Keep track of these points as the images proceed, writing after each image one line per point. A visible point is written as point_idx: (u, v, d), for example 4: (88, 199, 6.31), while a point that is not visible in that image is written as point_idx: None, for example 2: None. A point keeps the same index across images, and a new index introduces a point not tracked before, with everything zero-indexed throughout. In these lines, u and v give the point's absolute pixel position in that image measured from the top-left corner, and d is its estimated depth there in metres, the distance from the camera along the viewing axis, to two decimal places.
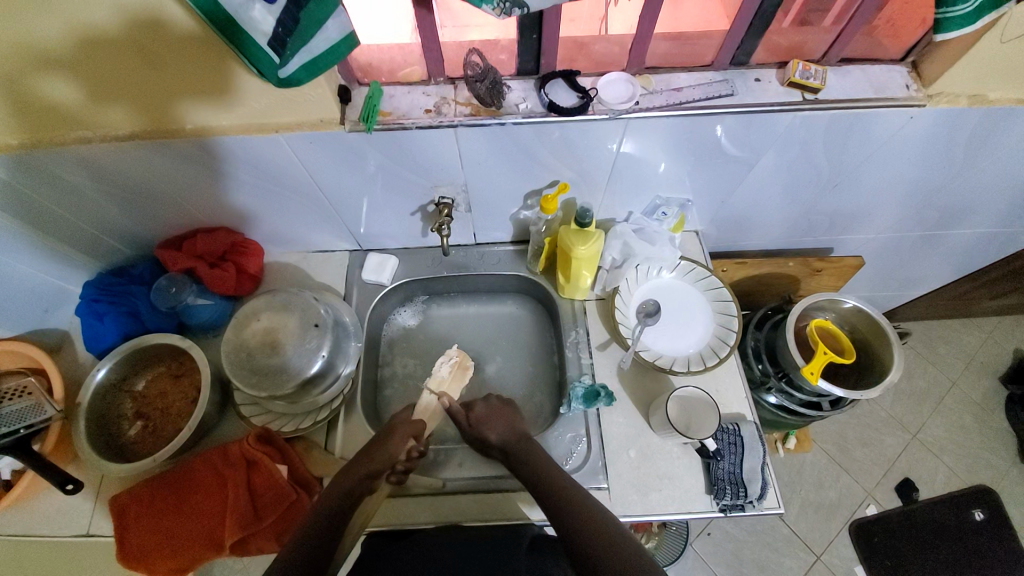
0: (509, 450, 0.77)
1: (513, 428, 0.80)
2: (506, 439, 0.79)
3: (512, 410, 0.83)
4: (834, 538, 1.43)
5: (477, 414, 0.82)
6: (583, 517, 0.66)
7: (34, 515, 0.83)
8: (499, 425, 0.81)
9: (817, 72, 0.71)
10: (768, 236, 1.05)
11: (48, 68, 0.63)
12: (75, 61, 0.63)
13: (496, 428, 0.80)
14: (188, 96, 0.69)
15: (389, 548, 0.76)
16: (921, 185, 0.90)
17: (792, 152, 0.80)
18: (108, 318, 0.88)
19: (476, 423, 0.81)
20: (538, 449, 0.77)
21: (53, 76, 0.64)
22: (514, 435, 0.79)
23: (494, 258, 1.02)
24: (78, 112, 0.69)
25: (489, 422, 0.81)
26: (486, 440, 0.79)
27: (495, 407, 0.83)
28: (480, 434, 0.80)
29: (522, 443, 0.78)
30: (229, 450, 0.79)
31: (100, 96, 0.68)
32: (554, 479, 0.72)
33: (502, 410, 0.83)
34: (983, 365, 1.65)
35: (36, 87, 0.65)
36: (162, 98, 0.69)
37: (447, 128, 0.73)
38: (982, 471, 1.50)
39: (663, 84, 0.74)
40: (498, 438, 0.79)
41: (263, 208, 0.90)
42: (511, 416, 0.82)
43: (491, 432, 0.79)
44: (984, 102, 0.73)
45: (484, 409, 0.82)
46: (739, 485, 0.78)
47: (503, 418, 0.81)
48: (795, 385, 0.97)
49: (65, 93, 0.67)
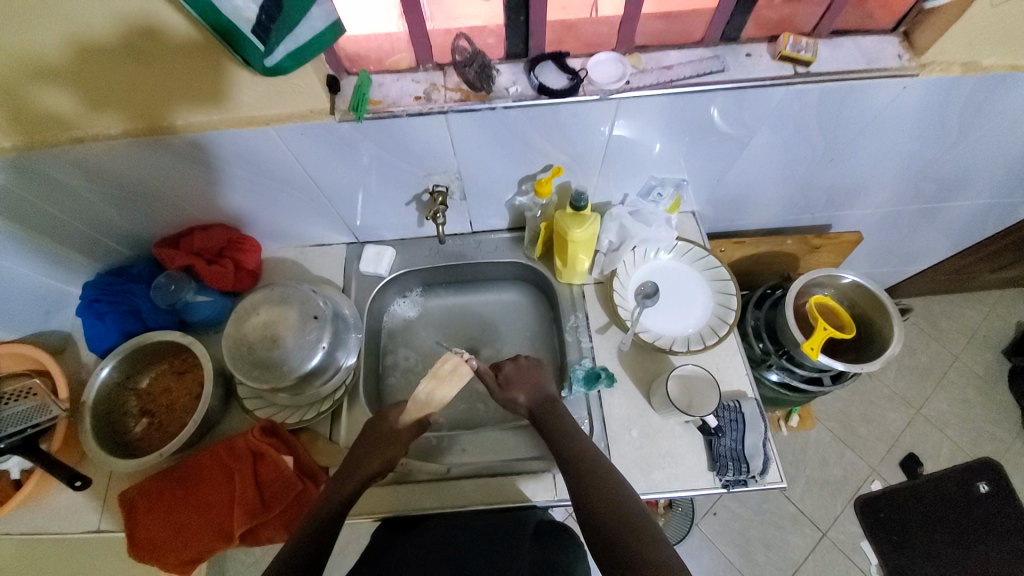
0: (536, 416, 0.79)
1: (541, 392, 0.81)
2: (534, 402, 0.80)
3: (541, 372, 0.84)
4: (839, 514, 1.44)
5: (505, 375, 0.83)
6: (601, 497, 0.64)
7: (43, 513, 0.84)
8: (527, 388, 0.81)
9: (808, 45, 0.71)
10: (766, 214, 1.05)
11: (38, 73, 0.63)
12: (68, 66, 0.63)
13: (526, 390, 0.81)
14: (178, 100, 0.69)
15: (402, 537, 0.78)
16: (916, 159, 0.90)
17: (785, 129, 0.80)
18: (108, 318, 0.89)
19: (506, 385, 0.82)
20: (562, 411, 0.78)
21: (49, 85, 0.65)
22: (540, 399, 0.80)
23: (491, 246, 1.02)
24: (72, 116, 0.70)
25: (517, 383, 0.82)
26: (513, 403, 0.81)
27: (523, 366, 0.84)
28: (510, 396, 0.81)
29: (547, 407, 0.79)
30: (235, 444, 0.80)
31: (92, 99, 0.68)
32: (564, 441, 0.73)
33: (532, 371, 0.84)
34: (986, 338, 1.64)
35: (31, 95, 0.66)
36: (154, 100, 0.69)
37: (438, 114, 0.72)
38: (986, 444, 1.51)
39: (653, 62, 0.74)
40: (527, 399, 0.80)
41: (256, 205, 0.90)
42: (537, 377, 0.83)
43: (520, 394, 0.81)
44: (978, 69, 0.72)
45: (514, 368, 0.83)
46: (741, 460, 0.78)
47: (530, 379, 0.82)
48: (796, 361, 0.97)
49: (53, 98, 0.67)
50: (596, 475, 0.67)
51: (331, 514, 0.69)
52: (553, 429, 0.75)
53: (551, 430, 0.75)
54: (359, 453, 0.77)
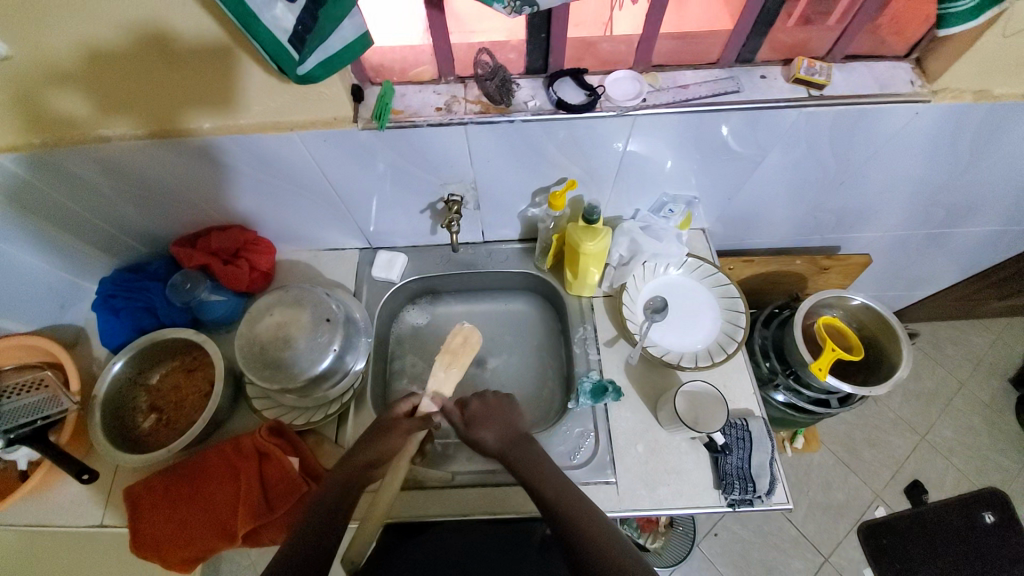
0: (507, 455, 0.73)
1: (511, 430, 0.77)
2: (503, 441, 0.75)
3: (513, 411, 0.80)
4: (843, 539, 1.42)
5: (472, 413, 0.79)
6: (570, 514, 0.63)
7: (47, 506, 0.84)
8: (495, 428, 0.77)
9: (822, 69, 0.72)
10: (775, 234, 1.06)
11: (57, 77, 0.66)
12: (85, 71, 0.66)
13: (494, 430, 0.77)
14: (188, 106, 0.72)
15: (403, 546, 0.77)
16: (925, 184, 0.91)
17: (797, 150, 0.81)
18: (124, 313, 0.90)
19: (471, 423, 0.78)
20: (537, 449, 0.73)
21: (67, 90, 0.68)
22: (511, 435, 0.76)
23: (501, 256, 1.04)
24: (81, 120, 0.73)
25: (486, 421, 0.78)
26: (482, 442, 0.76)
27: (493, 404, 0.80)
28: (476, 436, 0.76)
29: (520, 443, 0.74)
30: (241, 442, 0.81)
31: (105, 104, 0.71)
32: (529, 456, 0.72)
33: (501, 409, 0.80)
34: (993, 366, 1.64)
35: (49, 99, 0.69)
36: (166, 107, 0.72)
37: (457, 125, 0.74)
38: (993, 473, 1.49)
39: (669, 81, 0.76)
40: (496, 440, 0.75)
41: (272, 208, 0.92)
42: (509, 417, 0.79)
43: (488, 433, 0.76)
44: (988, 98, 0.73)
45: (480, 408, 0.79)
46: (748, 480, 0.77)
47: (499, 418, 0.78)
48: (803, 382, 0.97)
49: (71, 102, 0.70)
50: (562, 491, 0.66)
51: (326, 518, 0.66)
52: (524, 462, 0.72)
53: (524, 467, 0.71)
54: (357, 448, 0.76)
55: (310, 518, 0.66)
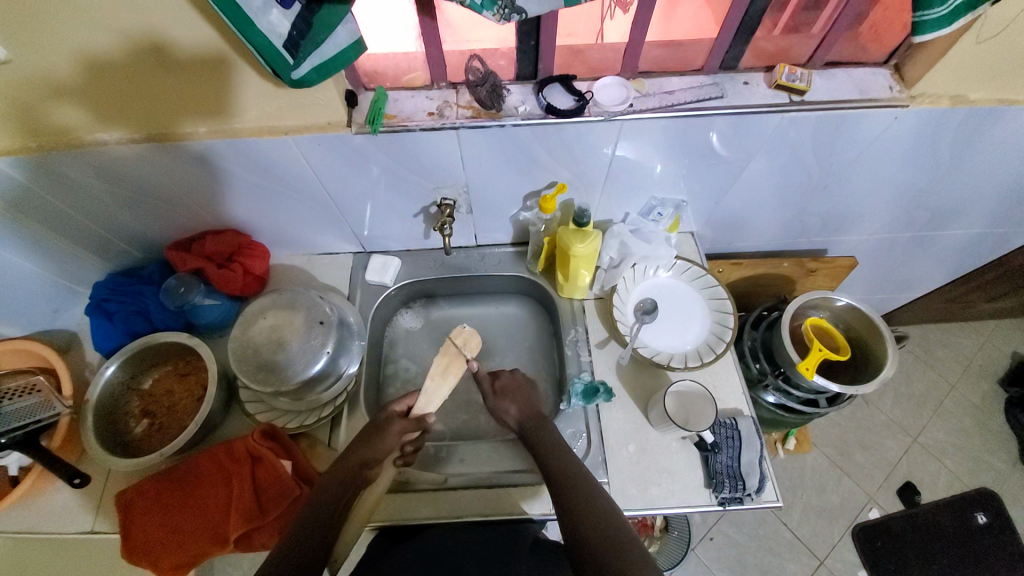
0: (525, 429, 0.78)
1: (530, 407, 0.81)
2: (524, 416, 0.80)
3: (533, 388, 0.83)
4: (837, 542, 1.43)
5: (501, 383, 0.82)
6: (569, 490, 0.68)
7: (36, 512, 0.84)
8: (518, 400, 0.81)
9: (802, 75, 0.74)
10: (763, 237, 1.07)
11: (55, 87, 0.68)
12: (82, 79, 0.67)
13: (518, 402, 0.81)
14: (183, 113, 0.73)
15: (397, 547, 0.78)
16: (908, 188, 0.93)
17: (782, 154, 0.83)
18: (117, 318, 0.91)
19: (498, 394, 0.81)
20: (552, 429, 0.78)
21: (64, 100, 0.70)
22: (530, 415, 0.80)
23: (494, 259, 1.05)
24: (76, 127, 0.74)
25: (509, 395, 0.81)
26: (505, 412, 0.80)
27: (518, 380, 0.84)
28: (501, 406, 0.81)
29: (537, 422, 0.79)
30: (234, 446, 0.81)
31: (101, 111, 0.72)
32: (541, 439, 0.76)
33: (521, 387, 0.83)
34: (981, 368, 1.66)
35: (46, 108, 0.71)
36: (161, 114, 0.73)
37: (450, 130, 0.75)
38: (984, 475, 1.50)
39: (655, 87, 0.77)
40: (518, 412, 0.80)
41: (266, 212, 0.92)
42: (528, 393, 0.82)
43: (512, 406, 0.80)
44: (965, 102, 0.76)
45: (510, 380, 0.83)
46: (737, 478, 0.79)
47: (523, 394, 0.82)
48: (792, 383, 0.98)
49: (67, 111, 0.71)
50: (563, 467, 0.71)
51: (328, 516, 0.67)
52: (544, 453, 0.74)
53: (540, 449, 0.75)
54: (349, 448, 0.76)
55: (316, 511, 0.67)
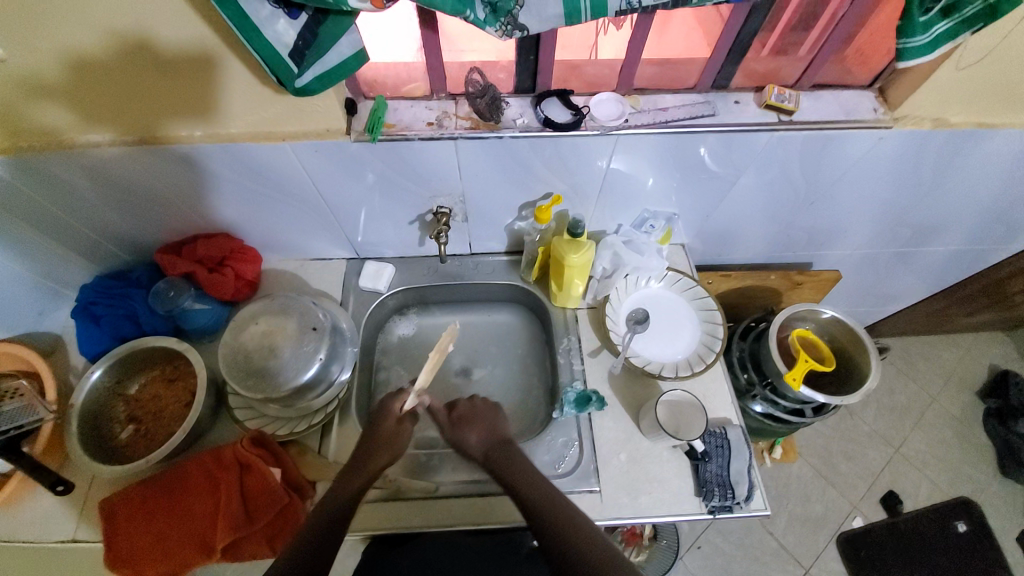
0: (490, 457, 0.76)
1: (494, 431, 0.80)
2: (487, 443, 0.78)
3: (496, 412, 0.83)
4: (820, 551, 1.45)
5: (458, 413, 0.82)
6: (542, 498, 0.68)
7: (16, 520, 0.82)
8: (480, 427, 0.80)
9: (791, 96, 0.77)
10: (751, 250, 1.10)
11: (47, 88, 0.68)
12: (75, 81, 0.67)
13: (478, 429, 0.79)
14: (177, 115, 0.73)
15: (390, 554, 0.77)
16: (891, 206, 0.96)
17: (771, 171, 0.85)
18: (104, 321, 0.89)
19: (457, 423, 0.81)
20: (516, 453, 0.76)
21: (56, 100, 0.69)
22: (494, 440, 0.78)
23: (488, 268, 1.05)
24: (68, 128, 0.73)
25: (471, 422, 0.80)
26: (465, 443, 0.79)
27: (477, 407, 0.83)
28: (461, 435, 0.79)
29: (501, 448, 0.77)
30: (223, 454, 0.80)
31: (94, 114, 0.72)
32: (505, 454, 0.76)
33: (488, 413, 0.82)
34: (960, 380, 1.71)
35: (37, 108, 0.70)
36: (154, 116, 0.73)
37: (448, 140, 0.76)
38: (961, 485, 1.54)
39: (650, 104, 0.79)
40: (478, 440, 0.78)
41: (260, 216, 0.92)
42: (492, 418, 0.81)
43: (471, 433, 0.79)
44: (946, 125, 0.79)
45: (466, 408, 0.83)
46: (727, 487, 0.80)
47: (485, 419, 0.81)
48: (779, 393, 1.00)
49: (58, 111, 0.71)
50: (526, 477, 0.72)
51: (327, 523, 0.66)
52: (510, 470, 0.73)
53: (527, 460, 0.75)
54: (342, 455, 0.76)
55: (312, 519, 0.67)
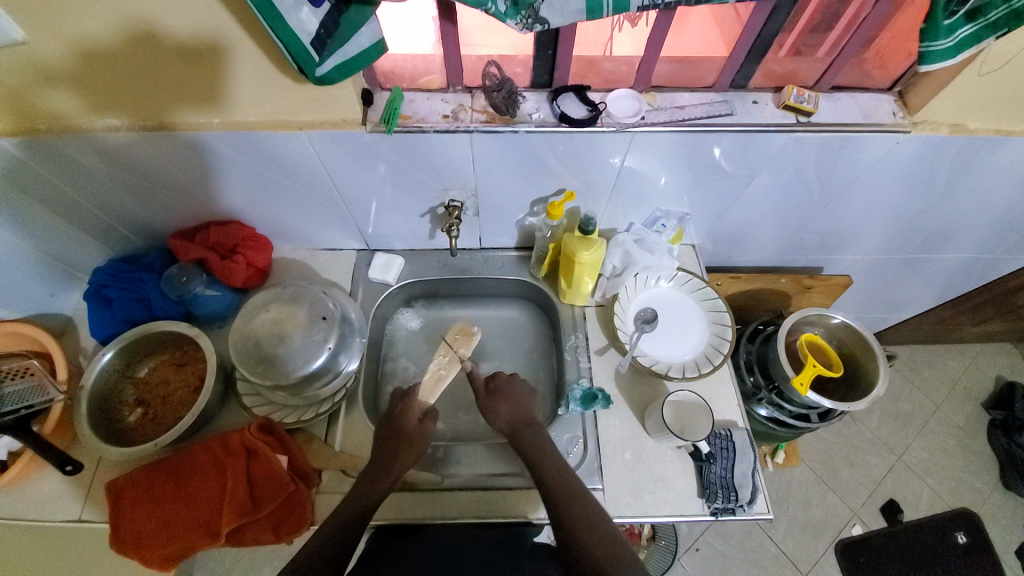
0: (516, 435, 0.79)
1: (522, 411, 0.82)
2: (513, 420, 0.81)
3: (529, 395, 0.84)
4: (820, 556, 1.44)
5: (496, 384, 0.84)
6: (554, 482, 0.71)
7: (25, 498, 0.83)
8: (511, 403, 0.82)
9: (810, 97, 0.76)
10: (762, 252, 1.09)
11: (68, 72, 0.68)
12: (96, 66, 0.68)
13: (509, 404, 0.82)
14: (194, 103, 0.74)
15: (395, 545, 0.78)
16: (904, 212, 0.96)
17: (785, 172, 0.85)
18: (117, 304, 0.90)
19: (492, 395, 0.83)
20: (541, 433, 0.79)
21: (77, 84, 0.70)
22: (521, 416, 0.81)
23: (497, 262, 1.06)
24: (87, 111, 0.74)
25: (503, 396, 0.83)
26: (494, 412, 0.82)
27: (512, 381, 0.85)
28: (492, 405, 0.82)
29: (526, 425, 0.80)
30: (229, 439, 0.80)
31: (113, 98, 0.72)
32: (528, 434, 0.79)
33: (519, 392, 0.84)
34: (966, 390, 1.69)
35: (59, 91, 0.71)
36: (172, 103, 0.74)
37: (463, 133, 0.76)
38: (964, 495, 1.53)
39: (667, 101, 0.79)
40: (506, 417, 0.81)
41: (273, 205, 0.92)
42: (523, 397, 0.83)
43: (501, 408, 0.81)
44: (965, 131, 0.78)
45: (505, 381, 0.85)
46: (731, 489, 0.80)
47: (517, 396, 0.83)
48: (785, 397, 1.00)
49: (79, 95, 0.71)
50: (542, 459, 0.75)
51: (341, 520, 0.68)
52: (533, 456, 0.75)
53: (535, 455, 0.75)
54: None
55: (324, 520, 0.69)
